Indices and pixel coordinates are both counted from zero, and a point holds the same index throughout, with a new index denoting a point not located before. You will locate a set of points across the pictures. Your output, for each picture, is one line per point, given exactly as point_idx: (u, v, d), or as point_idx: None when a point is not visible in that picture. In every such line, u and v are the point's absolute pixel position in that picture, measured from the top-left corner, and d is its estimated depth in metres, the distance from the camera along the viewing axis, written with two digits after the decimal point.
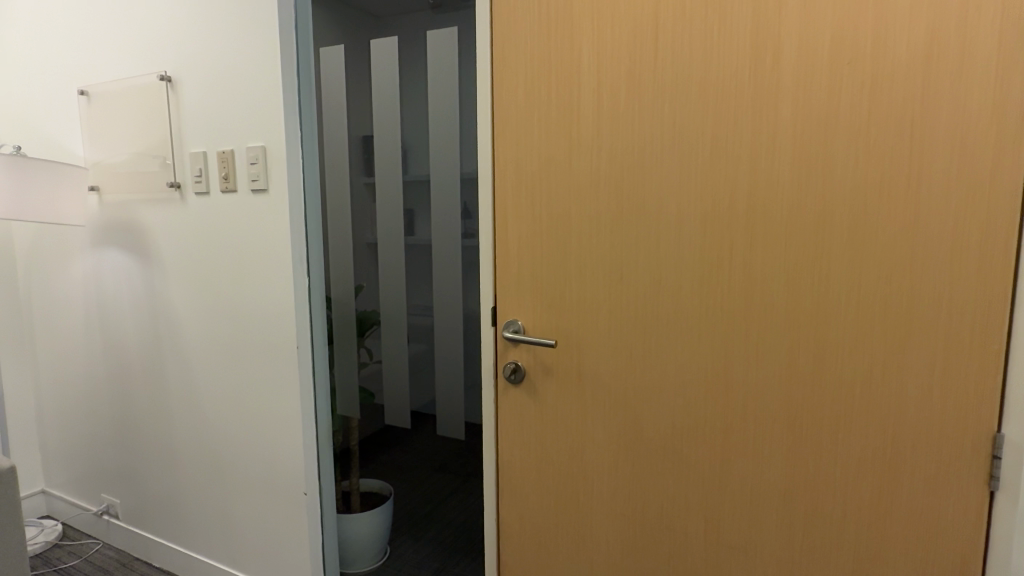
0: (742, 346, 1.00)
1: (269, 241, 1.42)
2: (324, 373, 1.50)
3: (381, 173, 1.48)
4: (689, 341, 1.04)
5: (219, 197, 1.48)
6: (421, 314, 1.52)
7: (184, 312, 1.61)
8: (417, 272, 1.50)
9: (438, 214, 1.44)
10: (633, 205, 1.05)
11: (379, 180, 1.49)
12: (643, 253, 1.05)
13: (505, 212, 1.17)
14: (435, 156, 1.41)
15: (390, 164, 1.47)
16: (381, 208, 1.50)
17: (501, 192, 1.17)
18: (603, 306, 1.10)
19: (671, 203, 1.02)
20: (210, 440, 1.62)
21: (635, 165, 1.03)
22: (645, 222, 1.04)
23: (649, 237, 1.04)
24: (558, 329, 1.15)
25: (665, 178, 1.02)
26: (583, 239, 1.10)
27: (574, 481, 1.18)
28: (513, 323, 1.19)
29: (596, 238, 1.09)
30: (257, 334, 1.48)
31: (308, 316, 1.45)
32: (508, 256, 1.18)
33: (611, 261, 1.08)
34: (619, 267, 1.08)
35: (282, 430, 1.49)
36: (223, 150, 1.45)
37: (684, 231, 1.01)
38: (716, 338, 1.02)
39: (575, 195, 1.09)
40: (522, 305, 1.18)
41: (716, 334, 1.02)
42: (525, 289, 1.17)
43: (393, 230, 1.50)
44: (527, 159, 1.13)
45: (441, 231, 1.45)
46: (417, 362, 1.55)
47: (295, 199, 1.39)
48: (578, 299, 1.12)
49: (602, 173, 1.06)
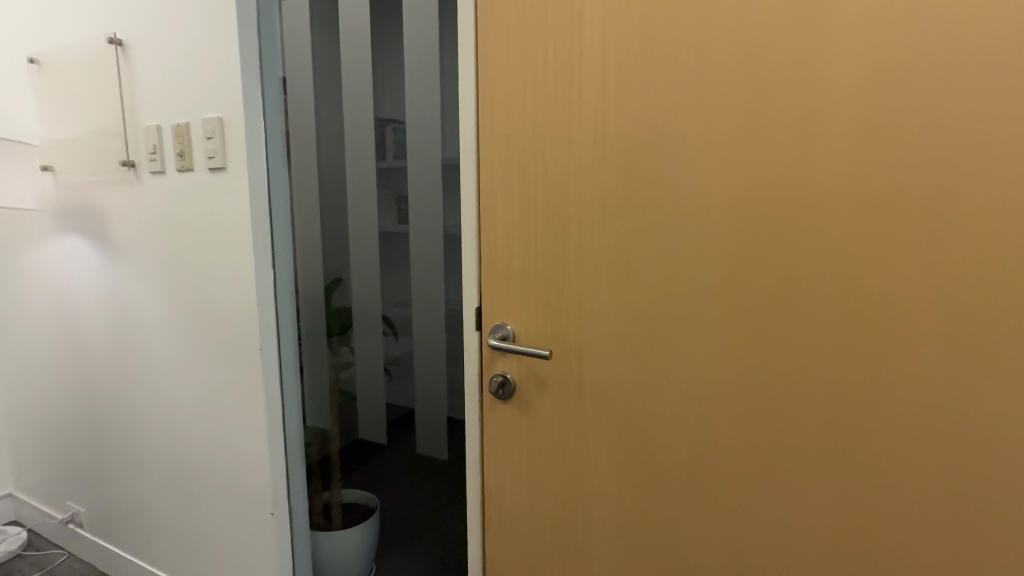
0: (771, 358, 0.80)
1: (228, 233, 1.25)
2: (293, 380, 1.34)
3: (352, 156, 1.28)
4: (711, 350, 0.84)
5: (176, 176, 1.30)
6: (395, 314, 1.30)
7: (145, 305, 1.44)
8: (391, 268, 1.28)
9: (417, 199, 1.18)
10: (645, 184, 0.85)
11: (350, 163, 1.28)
12: (654, 243, 0.86)
13: (492, 198, 0.98)
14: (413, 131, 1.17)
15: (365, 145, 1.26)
16: (353, 195, 1.29)
17: (486, 176, 0.98)
18: (607, 307, 0.91)
19: (690, 184, 0.82)
20: (175, 451, 1.46)
21: (648, 140, 0.84)
22: (656, 207, 0.85)
23: (664, 222, 0.85)
24: (554, 337, 0.96)
25: (684, 153, 0.81)
26: (586, 226, 0.90)
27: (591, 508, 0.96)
28: (502, 328, 1.00)
29: (600, 226, 0.89)
30: (221, 331, 1.31)
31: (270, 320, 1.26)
32: (496, 250, 0.99)
33: (618, 255, 0.89)
34: (628, 262, 0.88)
35: (248, 445, 1.32)
36: (178, 122, 1.27)
37: (707, 216, 0.81)
38: (744, 349, 0.82)
39: (574, 177, 0.90)
40: (510, 307, 0.99)
41: (739, 342, 0.82)
42: (515, 290, 0.98)
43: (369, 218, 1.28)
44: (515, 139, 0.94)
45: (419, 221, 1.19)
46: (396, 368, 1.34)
47: (258, 187, 1.21)
48: (578, 298, 0.93)
49: (608, 150, 0.87)
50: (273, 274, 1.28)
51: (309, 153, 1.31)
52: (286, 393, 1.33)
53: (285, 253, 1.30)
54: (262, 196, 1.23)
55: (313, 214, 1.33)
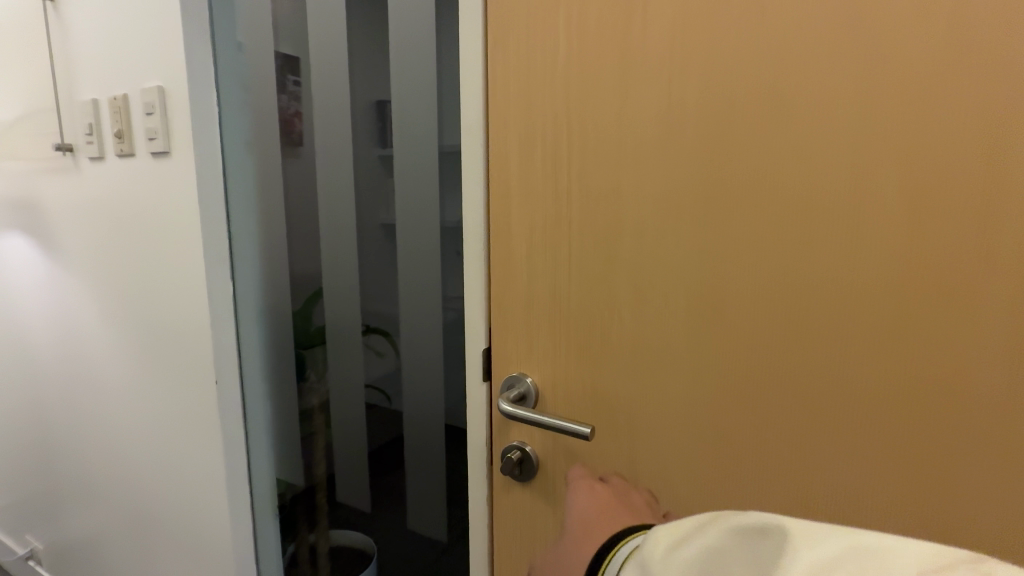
0: (951, 459, 0.49)
1: (177, 242, 0.99)
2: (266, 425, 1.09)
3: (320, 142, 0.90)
4: (846, 442, 0.53)
5: (116, 163, 1.04)
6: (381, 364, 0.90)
7: (92, 319, 1.20)
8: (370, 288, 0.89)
9: (410, 206, 0.80)
10: (744, 177, 0.54)
11: (319, 151, 0.90)
12: (759, 267, 0.55)
13: (507, 202, 0.69)
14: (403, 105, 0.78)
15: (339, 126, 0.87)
16: (323, 197, 0.91)
17: (498, 173, 0.69)
18: (679, 361, 0.61)
19: (834, 182, 0.50)
20: (130, 495, 1.22)
21: (749, 110, 0.53)
22: (765, 213, 0.54)
23: (774, 236, 0.54)
24: (594, 398, 0.66)
25: (821, 135, 0.50)
26: (649, 240, 0.60)
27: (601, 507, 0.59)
28: (524, 384, 0.70)
29: (671, 243, 0.59)
30: (174, 355, 1.06)
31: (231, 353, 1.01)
32: (514, 270, 0.70)
33: (697, 286, 0.59)
34: (715, 299, 0.58)
35: (209, 499, 1.08)
36: (114, 95, 1.01)
37: (850, 231, 0.50)
38: (906, 446, 0.51)
39: (635, 171, 0.60)
40: (531, 354, 0.70)
41: (901, 431, 0.51)
42: (539, 325, 0.69)
43: (343, 231, 0.90)
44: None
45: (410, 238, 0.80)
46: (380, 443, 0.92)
47: (211, 187, 0.96)
48: (631, 345, 0.63)
49: (694, 133, 0.56)
50: (235, 292, 1.03)
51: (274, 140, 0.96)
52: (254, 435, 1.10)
53: (246, 263, 1.03)
54: (217, 198, 0.97)
55: (272, 213, 0.99)
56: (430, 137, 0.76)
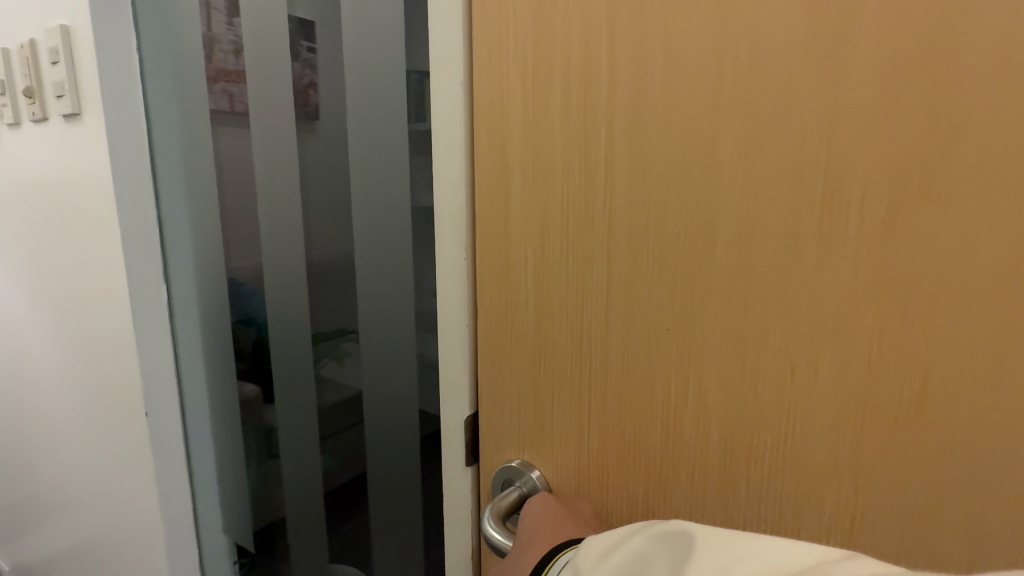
0: None
1: (92, 236, 0.76)
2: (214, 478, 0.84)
3: (258, 111, 0.63)
4: None
5: (28, 130, 0.81)
6: (342, 425, 0.63)
7: (14, 323, 0.97)
8: (324, 312, 0.63)
9: (375, 204, 0.54)
10: None
11: (256, 122, 0.64)
12: None
13: (509, 190, 0.36)
14: (360, 50, 0.51)
15: (280, 85, 0.60)
16: (263, 187, 0.65)
17: (492, 137, 0.36)
18: (869, 547, 0.27)
19: None
20: (56, 539, 0.99)
21: None
22: None
23: None
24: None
25: None
26: (815, 277, 0.27)
27: (557, 532, 0.33)
28: (525, 480, 0.38)
29: (879, 287, 0.25)
30: (94, 377, 0.83)
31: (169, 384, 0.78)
32: (520, 313, 0.37)
33: (929, 396, 0.25)
34: (997, 430, 0.23)
35: (143, 564, 0.85)
36: (22, 41, 0.78)
37: None
38: None
39: (800, 116, 0.26)
40: (547, 469, 0.38)
41: None
42: (564, 418, 0.36)
43: (289, 234, 0.64)
44: (571, 49, 0.32)
45: (374, 252, 0.54)
46: (343, 535, 0.66)
47: (136, 168, 0.72)
48: (724, 468, 0.31)
49: (992, 17, 0.21)
50: (171, 304, 0.79)
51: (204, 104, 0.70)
52: (202, 489, 0.84)
53: (178, 265, 0.78)
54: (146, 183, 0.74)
55: (204, 196, 0.73)
56: (399, 97, 0.49)
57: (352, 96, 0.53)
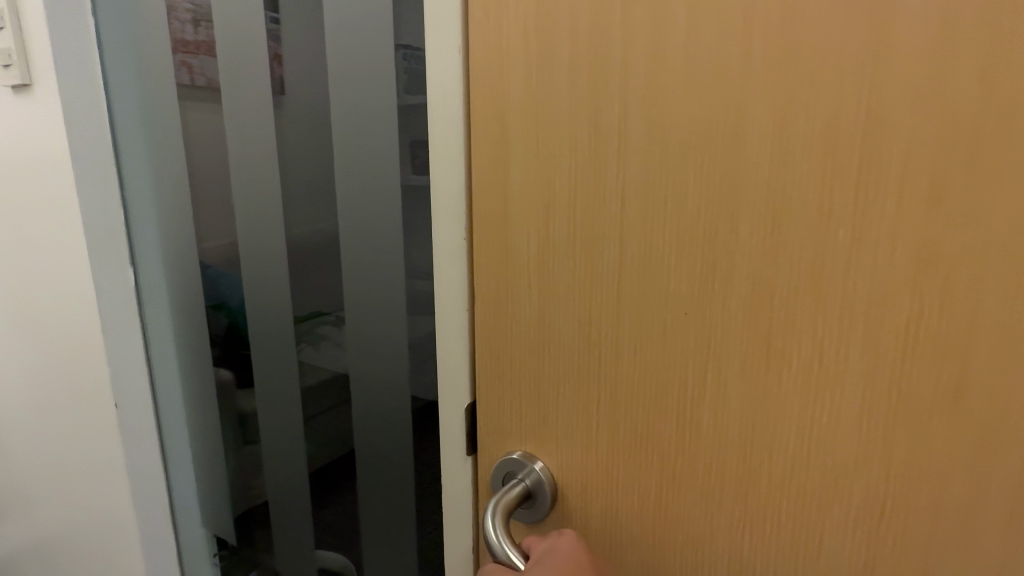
0: None
1: (49, 215, 0.71)
2: (189, 471, 0.81)
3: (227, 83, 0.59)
4: None
5: None
6: (329, 416, 0.60)
7: None
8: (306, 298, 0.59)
9: (361, 183, 0.50)
10: None
11: (226, 96, 0.60)
12: None
13: (509, 167, 0.33)
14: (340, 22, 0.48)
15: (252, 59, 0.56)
16: (237, 166, 0.61)
17: (489, 107, 0.33)
18: (897, 536, 0.26)
19: None
20: (7, 535, 0.94)
21: None
22: None
23: None
24: (686, 569, 0.32)
25: None
26: (849, 258, 0.25)
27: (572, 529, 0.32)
28: (530, 472, 0.36)
29: (921, 268, 0.24)
30: (54, 365, 0.78)
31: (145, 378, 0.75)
32: (522, 299, 0.34)
33: (968, 382, 0.24)
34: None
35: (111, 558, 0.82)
36: None
37: None
38: None
39: (839, 86, 0.24)
40: (553, 462, 0.36)
41: None
42: (572, 408, 0.34)
43: (266, 216, 0.60)
44: (580, 12, 0.29)
45: (359, 237, 0.51)
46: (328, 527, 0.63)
47: (94, 144, 0.69)
48: (743, 458, 0.29)
49: None
50: (137, 288, 0.75)
51: (165, 76, 0.64)
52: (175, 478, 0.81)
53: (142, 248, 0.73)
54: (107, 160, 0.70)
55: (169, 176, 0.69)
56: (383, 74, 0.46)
57: (333, 68, 0.49)
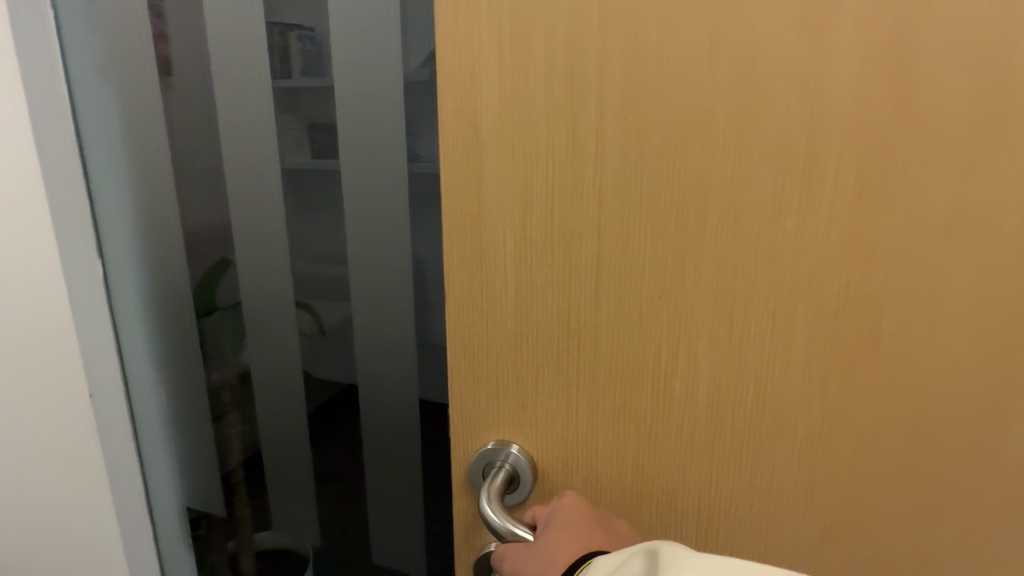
0: None
1: None
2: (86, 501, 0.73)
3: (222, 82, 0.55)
4: None
5: None
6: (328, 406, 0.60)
7: None
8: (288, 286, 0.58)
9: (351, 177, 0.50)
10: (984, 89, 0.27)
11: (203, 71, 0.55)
12: (969, 291, 0.29)
13: (483, 166, 0.34)
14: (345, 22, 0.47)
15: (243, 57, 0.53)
16: (232, 172, 0.58)
17: (460, 107, 0.33)
18: (834, 455, 0.33)
19: None
20: None
21: None
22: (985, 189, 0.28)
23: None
24: (662, 515, 0.37)
25: None
26: (797, 238, 0.30)
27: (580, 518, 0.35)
28: (507, 457, 0.38)
29: (849, 247, 0.30)
30: None
31: (127, 419, 0.65)
32: (498, 295, 0.36)
33: (882, 327, 0.31)
34: (930, 347, 0.30)
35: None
36: None
37: None
38: None
39: (788, 103, 0.29)
40: (531, 445, 0.38)
41: None
42: (551, 393, 0.37)
43: (250, 204, 0.58)
44: (556, 20, 0.31)
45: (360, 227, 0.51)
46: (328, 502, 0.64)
47: None
48: (713, 413, 0.34)
49: (945, 17, 0.26)
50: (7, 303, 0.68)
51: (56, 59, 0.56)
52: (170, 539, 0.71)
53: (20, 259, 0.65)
54: None
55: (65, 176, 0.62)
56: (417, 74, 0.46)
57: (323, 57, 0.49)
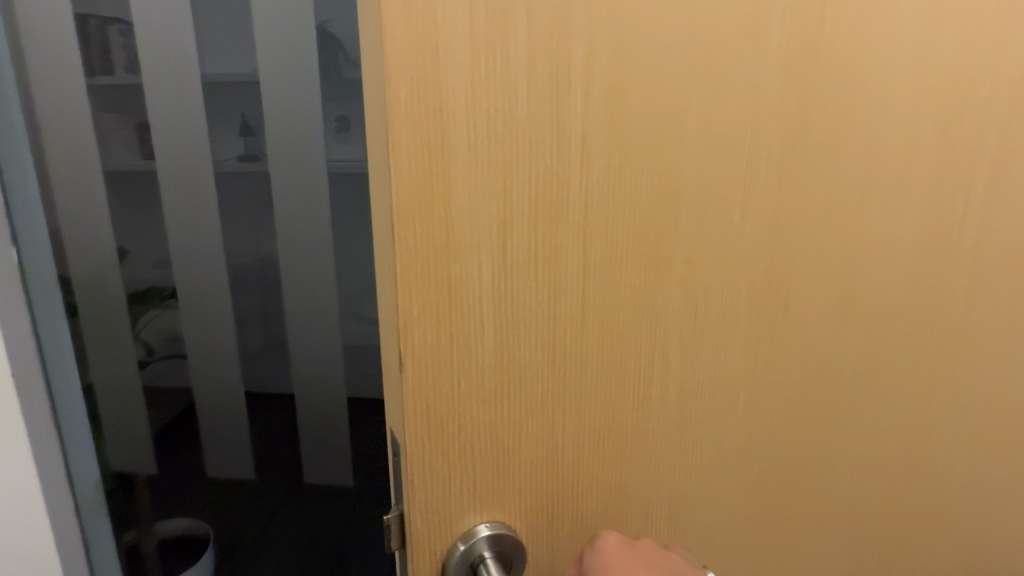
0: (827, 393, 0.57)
1: None
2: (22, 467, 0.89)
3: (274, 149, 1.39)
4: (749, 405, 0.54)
5: None
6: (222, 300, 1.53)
7: None
8: None
9: None
10: (662, 141, 0.43)
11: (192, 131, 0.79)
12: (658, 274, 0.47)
13: (448, 173, 0.39)
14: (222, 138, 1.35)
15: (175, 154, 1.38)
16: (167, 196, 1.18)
17: (415, 111, 0.37)
18: (615, 387, 0.48)
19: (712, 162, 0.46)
20: None
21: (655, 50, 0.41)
22: (669, 206, 0.45)
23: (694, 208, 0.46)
24: (532, 471, 0.47)
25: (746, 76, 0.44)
26: (582, 244, 0.44)
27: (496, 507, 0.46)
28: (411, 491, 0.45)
29: (608, 248, 0.44)
30: None
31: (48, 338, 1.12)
32: (468, 303, 0.41)
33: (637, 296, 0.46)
34: (657, 307, 0.47)
35: None
36: None
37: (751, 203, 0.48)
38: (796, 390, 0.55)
39: (548, 160, 0.41)
40: (445, 454, 0.44)
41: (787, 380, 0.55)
42: (465, 406, 0.44)
43: None
44: (452, 80, 0.37)
45: None
46: None
47: None
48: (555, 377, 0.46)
49: (645, 96, 0.42)
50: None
51: None
52: None
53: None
54: None
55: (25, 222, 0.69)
56: None
57: None
